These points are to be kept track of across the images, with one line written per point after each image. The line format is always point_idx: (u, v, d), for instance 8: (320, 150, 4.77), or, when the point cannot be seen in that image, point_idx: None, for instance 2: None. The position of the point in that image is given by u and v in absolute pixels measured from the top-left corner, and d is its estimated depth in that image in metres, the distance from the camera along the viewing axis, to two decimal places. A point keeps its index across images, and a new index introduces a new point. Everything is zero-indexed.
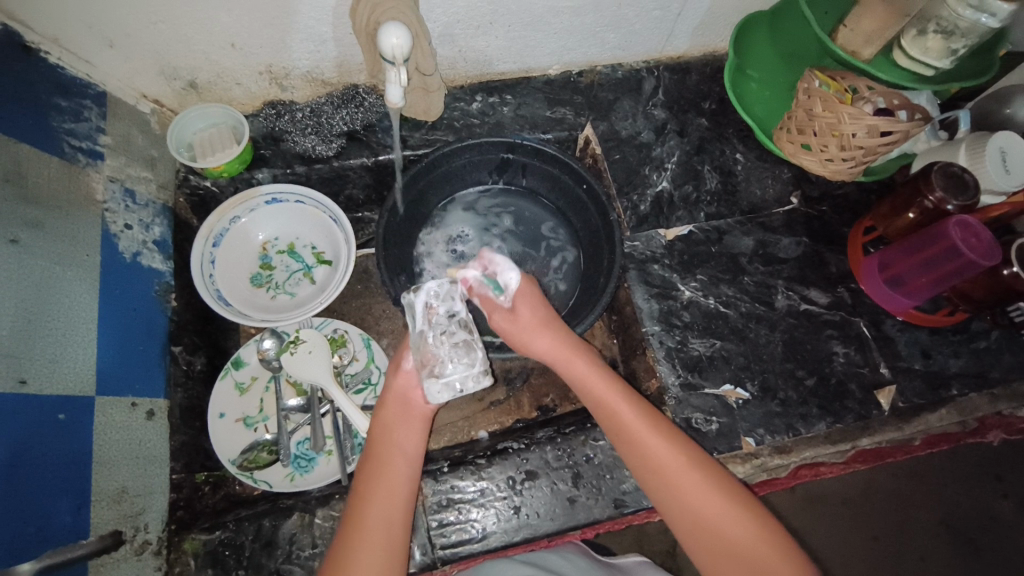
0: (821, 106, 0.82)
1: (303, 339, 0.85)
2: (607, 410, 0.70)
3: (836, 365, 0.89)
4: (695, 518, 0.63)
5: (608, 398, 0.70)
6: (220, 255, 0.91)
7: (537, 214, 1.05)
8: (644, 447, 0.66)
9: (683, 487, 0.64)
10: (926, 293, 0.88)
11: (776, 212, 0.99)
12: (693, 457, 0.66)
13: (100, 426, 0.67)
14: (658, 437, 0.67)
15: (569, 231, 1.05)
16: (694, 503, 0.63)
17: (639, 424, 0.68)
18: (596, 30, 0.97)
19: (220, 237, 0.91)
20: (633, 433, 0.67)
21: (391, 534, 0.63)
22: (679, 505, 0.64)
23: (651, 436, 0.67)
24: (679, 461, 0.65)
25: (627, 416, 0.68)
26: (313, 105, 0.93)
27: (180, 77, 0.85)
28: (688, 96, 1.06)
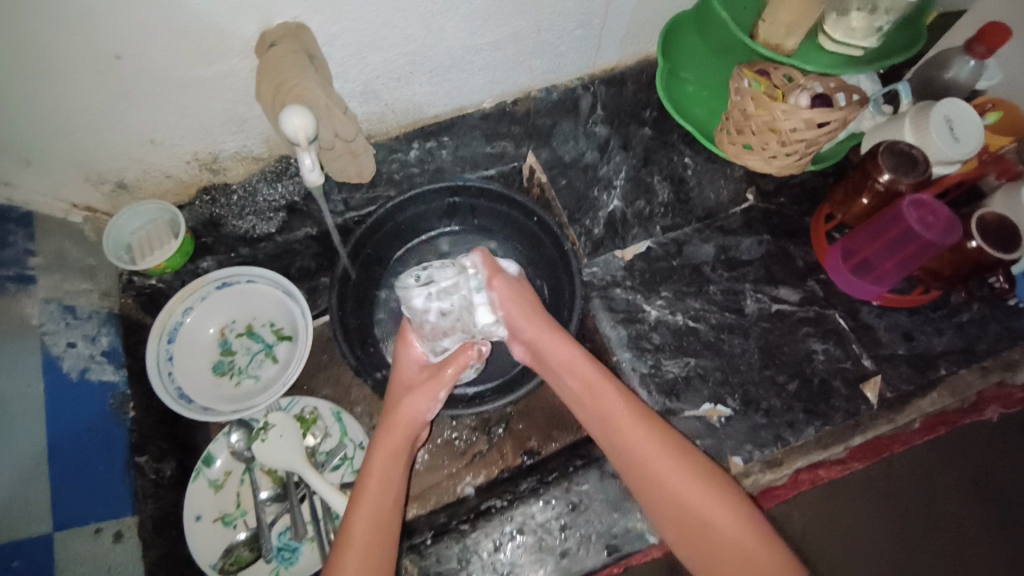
0: (753, 106, 0.79)
1: (272, 424, 0.86)
2: (602, 410, 0.74)
3: (817, 364, 0.86)
4: (683, 510, 0.68)
5: (592, 382, 0.75)
6: (177, 350, 0.90)
7: (498, 251, 1.02)
8: (635, 441, 0.71)
9: (669, 477, 0.69)
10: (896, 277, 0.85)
11: (733, 213, 0.96)
12: (665, 435, 0.72)
13: (64, 562, 0.66)
14: (645, 432, 0.71)
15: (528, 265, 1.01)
16: (683, 498, 0.68)
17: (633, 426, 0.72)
18: (521, 58, 0.96)
19: (175, 332, 0.90)
20: (626, 431, 0.72)
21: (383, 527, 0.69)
22: (635, 458, 0.71)
23: (637, 430, 0.72)
24: (665, 455, 0.70)
25: (616, 414, 0.73)
26: (247, 184, 0.91)
27: (107, 180, 0.83)
28: (627, 108, 1.05)
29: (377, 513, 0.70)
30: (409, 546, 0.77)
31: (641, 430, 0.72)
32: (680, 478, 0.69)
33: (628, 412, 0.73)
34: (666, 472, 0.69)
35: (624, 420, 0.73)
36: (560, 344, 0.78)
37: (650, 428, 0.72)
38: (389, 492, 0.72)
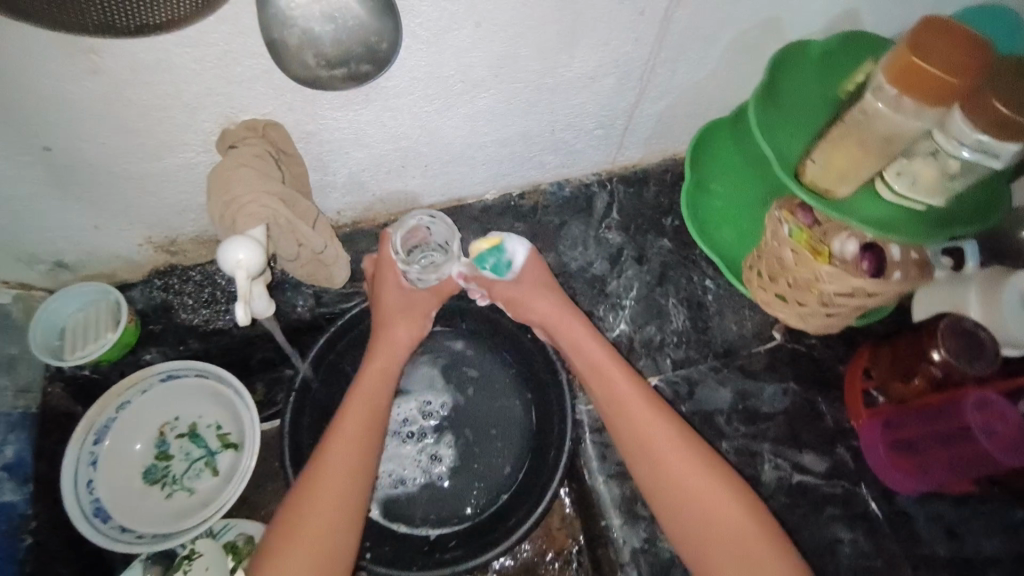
0: (791, 258, 0.66)
1: (198, 554, 0.73)
2: (602, 380, 0.73)
3: (840, 557, 0.72)
4: (680, 493, 0.65)
5: (607, 368, 0.74)
6: (103, 455, 0.78)
7: (483, 363, 0.89)
8: (632, 416, 0.70)
9: (671, 468, 0.66)
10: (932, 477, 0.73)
11: (756, 352, 0.84)
12: (681, 431, 0.69)
13: None
14: (665, 425, 0.69)
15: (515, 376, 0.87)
16: (679, 482, 0.66)
17: (631, 400, 0.71)
18: (531, 154, 0.85)
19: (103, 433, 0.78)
20: (626, 403, 0.71)
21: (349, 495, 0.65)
22: (638, 446, 0.69)
23: (647, 415, 0.70)
24: (671, 443, 0.68)
25: (625, 392, 0.71)
26: (207, 273, 0.81)
27: (43, 260, 0.74)
28: (646, 213, 0.94)
29: (351, 453, 0.68)
30: None
31: (654, 420, 0.69)
32: (684, 468, 0.66)
33: (645, 402, 0.71)
34: (668, 462, 0.67)
35: (634, 404, 0.71)
36: (562, 318, 0.78)
37: (655, 412, 0.70)
38: (363, 452, 0.69)
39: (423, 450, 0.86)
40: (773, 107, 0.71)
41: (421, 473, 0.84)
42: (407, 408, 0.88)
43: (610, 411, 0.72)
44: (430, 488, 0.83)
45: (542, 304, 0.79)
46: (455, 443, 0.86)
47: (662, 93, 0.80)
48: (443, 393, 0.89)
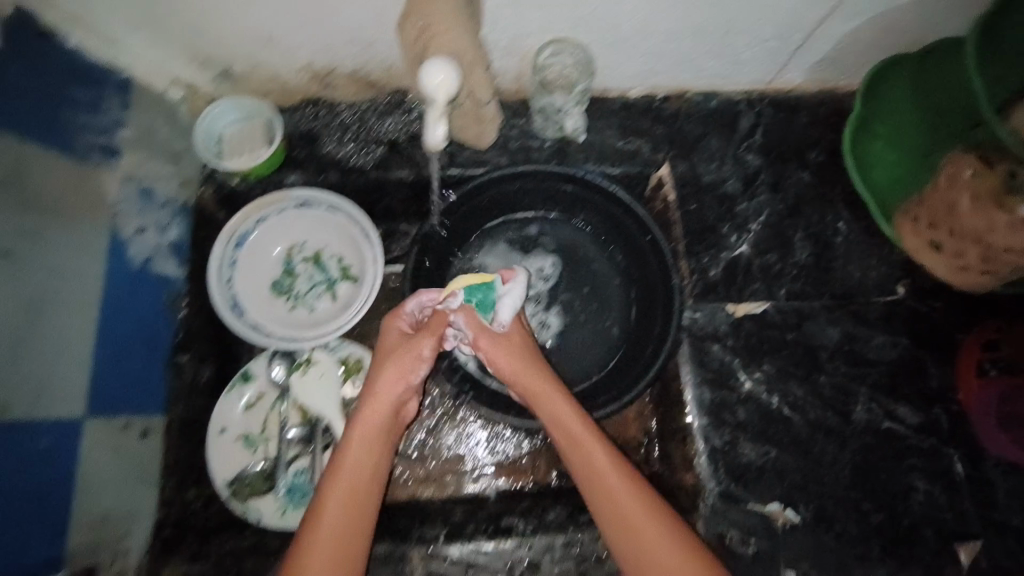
0: (968, 205, 0.64)
1: (316, 360, 0.84)
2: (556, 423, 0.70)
3: (913, 503, 0.74)
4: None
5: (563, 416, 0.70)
6: (242, 259, 0.85)
7: (592, 256, 0.92)
8: (622, 508, 0.65)
9: (630, 512, 0.64)
10: None
11: (876, 301, 0.83)
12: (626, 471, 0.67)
13: (88, 451, 0.64)
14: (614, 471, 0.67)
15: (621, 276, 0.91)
16: (639, 537, 0.63)
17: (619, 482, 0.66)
18: (694, 55, 0.81)
19: (245, 238, 0.85)
20: (614, 496, 0.65)
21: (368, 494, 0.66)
22: (601, 491, 0.66)
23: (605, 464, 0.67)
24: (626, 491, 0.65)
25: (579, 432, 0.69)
26: (357, 108, 0.83)
27: (213, 66, 0.74)
28: (792, 142, 0.89)
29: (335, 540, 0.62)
30: (419, 537, 0.75)
31: (606, 467, 0.67)
32: (642, 518, 0.64)
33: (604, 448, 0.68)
34: (626, 508, 0.65)
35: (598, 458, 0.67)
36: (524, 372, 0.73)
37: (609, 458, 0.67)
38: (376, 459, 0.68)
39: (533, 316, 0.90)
40: (992, 52, 0.65)
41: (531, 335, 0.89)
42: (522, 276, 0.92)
43: (582, 472, 0.68)
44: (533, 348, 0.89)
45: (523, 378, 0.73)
46: (563, 313, 0.91)
47: (864, 10, 0.74)
48: (549, 255, 0.92)
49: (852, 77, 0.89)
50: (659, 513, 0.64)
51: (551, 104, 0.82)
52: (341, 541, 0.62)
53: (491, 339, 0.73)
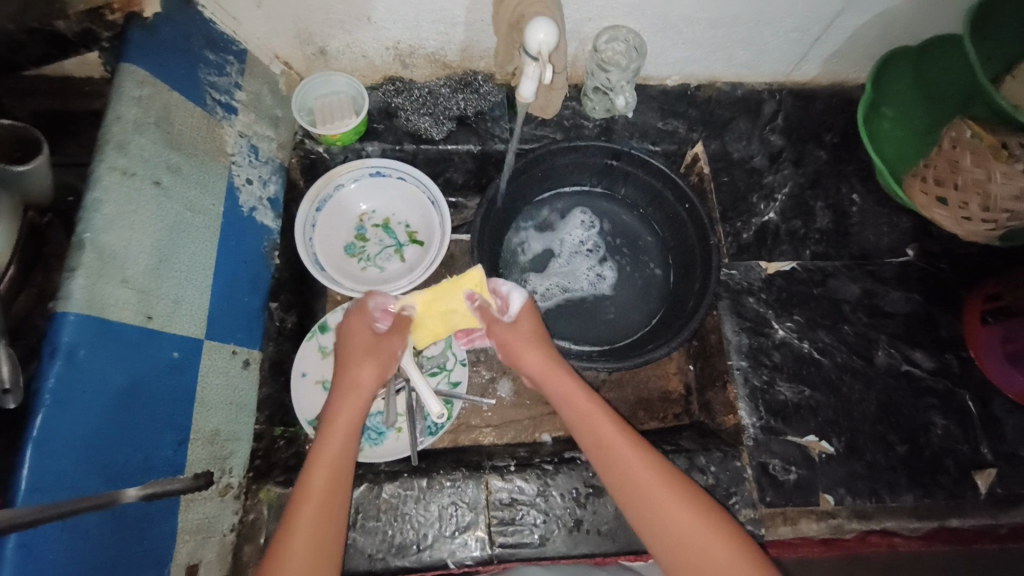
0: (970, 160, 0.75)
1: None
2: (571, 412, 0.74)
3: (933, 436, 0.83)
4: (684, 555, 0.63)
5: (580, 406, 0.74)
6: (319, 221, 0.92)
7: (633, 226, 1.03)
8: (630, 480, 0.68)
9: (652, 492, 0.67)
10: None
11: (889, 262, 0.93)
12: (648, 454, 0.70)
13: (205, 368, 0.69)
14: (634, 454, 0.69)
15: (656, 239, 1.02)
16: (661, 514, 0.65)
17: (628, 457, 0.69)
18: (728, 45, 0.93)
19: (323, 203, 0.93)
20: (625, 472, 0.68)
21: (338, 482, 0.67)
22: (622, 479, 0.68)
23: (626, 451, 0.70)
24: (649, 473, 0.68)
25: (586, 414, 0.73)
26: (432, 87, 0.95)
27: (313, 43, 0.87)
28: (810, 125, 1.01)
29: (319, 510, 0.64)
30: (491, 466, 0.79)
31: (627, 454, 0.69)
32: (666, 500, 0.66)
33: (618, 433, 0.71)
34: (653, 493, 0.66)
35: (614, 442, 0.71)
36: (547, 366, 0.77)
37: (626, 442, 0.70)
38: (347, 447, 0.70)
39: (591, 269, 1.02)
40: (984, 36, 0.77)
41: (588, 286, 1.00)
42: (573, 235, 1.04)
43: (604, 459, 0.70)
44: (596, 297, 1.00)
45: (532, 357, 0.77)
46: (616, 268, 1.02)
47: (873, 6, 0.86)
48: (580, 207, 1.04)
49: (860, 71, 1.01)
50: (682, 490, 0.67)
51: (605, 82, 0.92)
52: (326, 516, 0.64)
53: (501, 325, 0.80)
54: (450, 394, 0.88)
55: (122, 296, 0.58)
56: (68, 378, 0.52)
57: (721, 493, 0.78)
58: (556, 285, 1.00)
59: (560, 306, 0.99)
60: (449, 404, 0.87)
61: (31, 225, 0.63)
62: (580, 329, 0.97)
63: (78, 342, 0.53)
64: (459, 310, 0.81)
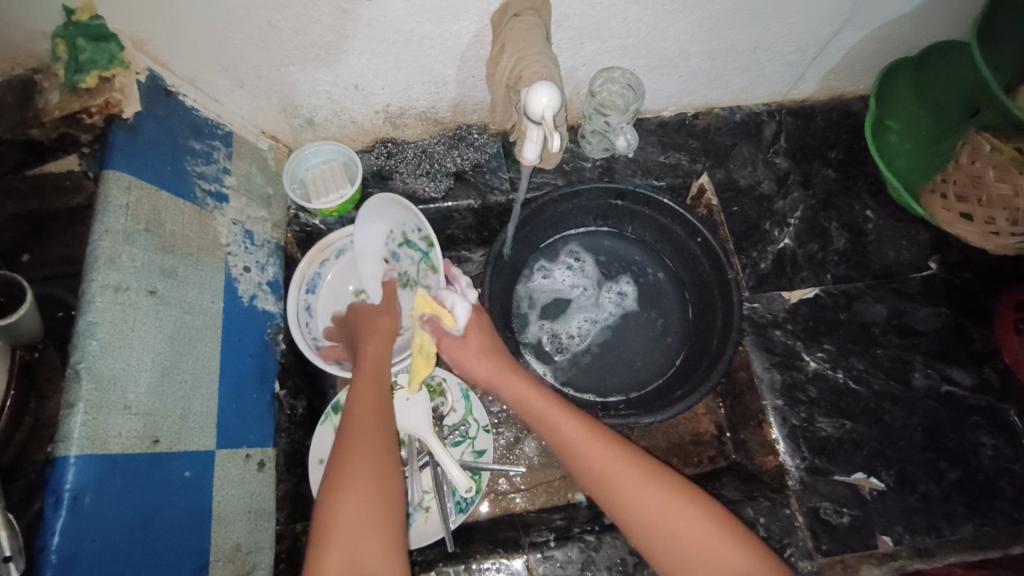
0: (994, 175, 0.74)
1: (401, 384, 0.84)
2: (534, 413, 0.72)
3: (983, 458, 0.79)
4: (684, 556, 0.59)
5: (544, 411, 0.71)
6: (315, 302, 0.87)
7: (633, 255, 1.01)
8: (595, 463, 0.65)
9: (637, 490, 0.62)
10: None
11: (913, 278, 0.90)
12: (622, 449, 0.66)
13: (220, 480, 0.65)
14: (606, 449, 0.66)
15: (665, 270, 1.00)
16: (652, 512, 0.61)
17: (583, 441, 0.67)
18: (724, 73, 0.92)
19: (313, 283, 0.87)
20: (590, 457, 0.66)
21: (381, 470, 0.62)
22: (598, 479, 0.65)
23: (598, 448, 0.66)
24: (628, 468, 0.64)
25: (562, 418, 0.69)
26: (424, 144, 0.92)
27: (299, 115, 0.84)
28: (813, 143, 0.99)
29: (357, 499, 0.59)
30: (529, 543, 0.74)
31: (601, 454, 0.66)
32: (649, 495, 0.62)
33: (585, 429, 0.68)
34: (635, 491, 0.62)
35: (586, 445, 0.67)
36: (503, 370, 0.75)
37: (596, 437, 0.67)
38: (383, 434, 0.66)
39: (610, 290, 1.00)
40: (992, 49, 0.76)
41: (616, 308, 0.99)
42: (559, 279, 1.00)
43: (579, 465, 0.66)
44: (625, 316, 0.98)
45: (488, 363, 0.76)
46: (634, 279, 1.00)
47: (869, 21, 0.85)
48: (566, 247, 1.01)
49: (857, 84, 0.99)
50: (668, 485, 0.63)
51: (605, 124, 0.90)
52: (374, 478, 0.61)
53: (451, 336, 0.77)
54: (476, 464, 0.83)
55: (121, 423, 0.54)
56: (74, 529, 0.49)
57: (775, 546, 0.74)
58: (586, 321, 0.98)
59: (586, 350, 0.97)
60: (476, 476, 0.83)
61: (22, 363, 0.61)
62: (605, 378, 0.95)
63: (82, 487, 0.50)
64: (427, 341, 0.78)
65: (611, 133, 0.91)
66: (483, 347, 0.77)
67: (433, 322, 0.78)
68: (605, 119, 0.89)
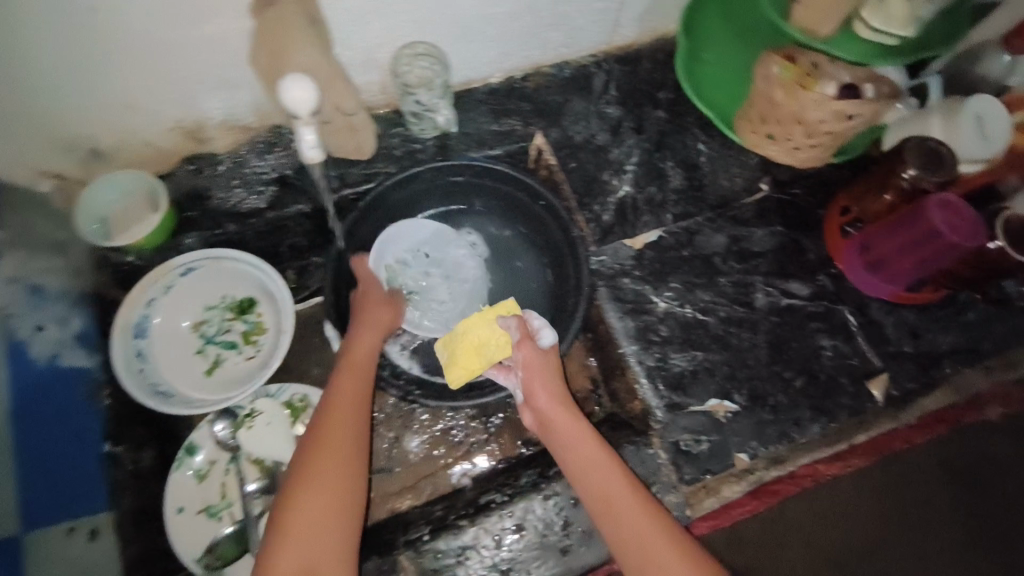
0: (782, 94, 0.76)
1: (259, 411, 0.87)
2: (541, 407, 0.77)
3: (824, 360, 0.84)
4: (635, 552, 0.65)
5: (551, 407, 0.76)
6: (149, 347, 0.86)
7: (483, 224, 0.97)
8: (582, 459, 0.72)
9: (611, 490, 0.69)
10: (910, 275, 0.84)
11: (747, 202, 0.93)
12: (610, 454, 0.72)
13: (33, 560, 0.76)
14: (597, 450, 0.72)
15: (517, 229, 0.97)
16: (616, 500, 0.68)
17: (582, 439, 0.73)
18: (537, 30, 0.89)
19: (143, 328, 0.86)
20: (580, 455, 0.72)
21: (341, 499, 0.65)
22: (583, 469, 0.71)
23: (592, 446, 0.72)
24: (613, 471, 0.70)
25: (566, 418, 0.75)
26: (237, 155, 0.86)
27: (79, 147, 0.77)
28: (642, 87, 0.99)
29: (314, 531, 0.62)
30: (405, 542, 0.76)
31: (590, 452, 0.72)
32: (623, 493, 0.68)
33: (587, 432, 0.74)
34: (612, 489, 0.69)
35: (581, 439, 0.73)
36: (533, 370, 0.78)
37: (593, 441, 0.73)
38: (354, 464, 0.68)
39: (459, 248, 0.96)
40: None
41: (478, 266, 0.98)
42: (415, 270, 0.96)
43: (569, 455, 0.73)
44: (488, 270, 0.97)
45: (535, 375, 0.78)
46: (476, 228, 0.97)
47: None
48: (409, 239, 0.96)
49: None
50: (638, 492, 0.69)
51: (422, 101, 0.87)
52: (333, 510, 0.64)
53: (533, 346, 0.79)
54: None
55: None
56: None
57: None
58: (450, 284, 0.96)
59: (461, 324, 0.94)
60: None
61: None
62: None
63: None
64: (490, 343, 0.81)
65: (430, 111, 0.89)
66: (531, 365, 0.79)
67: (517, 324, 0.81)
68: (418, 96, 0.86)
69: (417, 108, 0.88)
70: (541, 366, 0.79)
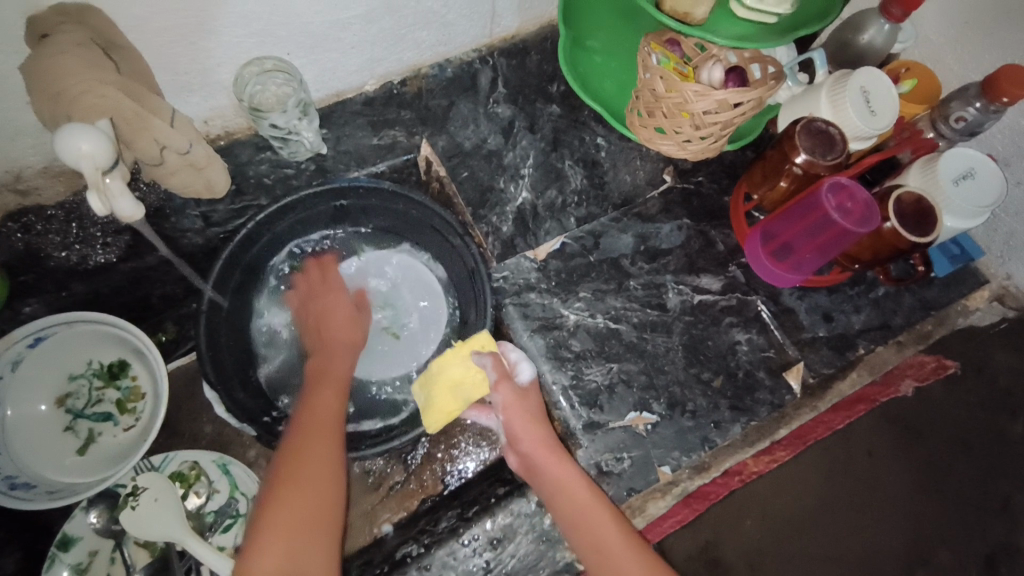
0: (663, 85, 0.71)
1: (143, 487, 0.76)
2: (527, 450, 0.73)
3: (740, 356, 0.82)
4: None
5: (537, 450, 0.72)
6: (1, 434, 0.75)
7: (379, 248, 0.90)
8: (573, 508, 0.67)
9: (606, 539, 0.65)
10: (813, 262, 0.81)
11: (651, 197, 0.89)
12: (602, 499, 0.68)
13: None
14: (588, 497, 0.68)
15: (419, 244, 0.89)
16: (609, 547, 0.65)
17: (572, 485, 0.69)
18: (403, 33, 0.80)
19: None
20: (570, 502, 0.68)
21: (318, 504, 0.63)
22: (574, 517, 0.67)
23: (582, 494, 0.68)
24: (605, 520, 0.66)
25: (552, 463, 0.71)
26: (70, 205, 0.74)
27: None
28: (532, 82, 0.92)
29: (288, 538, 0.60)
30: None
31: (581, 499, 0.68)
32: (616, 543, 0.65)
33: (579, 478, 0.70)
34: (605, 537, 0.65)
35: (569, 485, 0.69)
36: (517, 408, 0.75)
37: (586, 488, 0.69)
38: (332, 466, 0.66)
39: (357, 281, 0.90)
40: None
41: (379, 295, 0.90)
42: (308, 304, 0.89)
43: (557, 501, 0.69)
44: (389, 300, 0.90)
45: (515, 413, 0.75)
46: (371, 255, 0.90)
47: None
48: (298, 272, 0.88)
49: None
50: (632, 538, 0.66)
51: (279, 125, 0.77)
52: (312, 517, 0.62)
53: (511, 385, 0.76)
54: None
55: None
56: None
57: None
58: None
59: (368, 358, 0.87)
60: None
61: None
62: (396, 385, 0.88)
63: None
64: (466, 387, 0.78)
65: (291, 134, 0.79)
66: (517, 405, 0.75)
67: (492, 361, 0.77)
68: (271, 120, 0.75)
69: (279, 134, 0.79)
70: (521, 406, 0.75)
